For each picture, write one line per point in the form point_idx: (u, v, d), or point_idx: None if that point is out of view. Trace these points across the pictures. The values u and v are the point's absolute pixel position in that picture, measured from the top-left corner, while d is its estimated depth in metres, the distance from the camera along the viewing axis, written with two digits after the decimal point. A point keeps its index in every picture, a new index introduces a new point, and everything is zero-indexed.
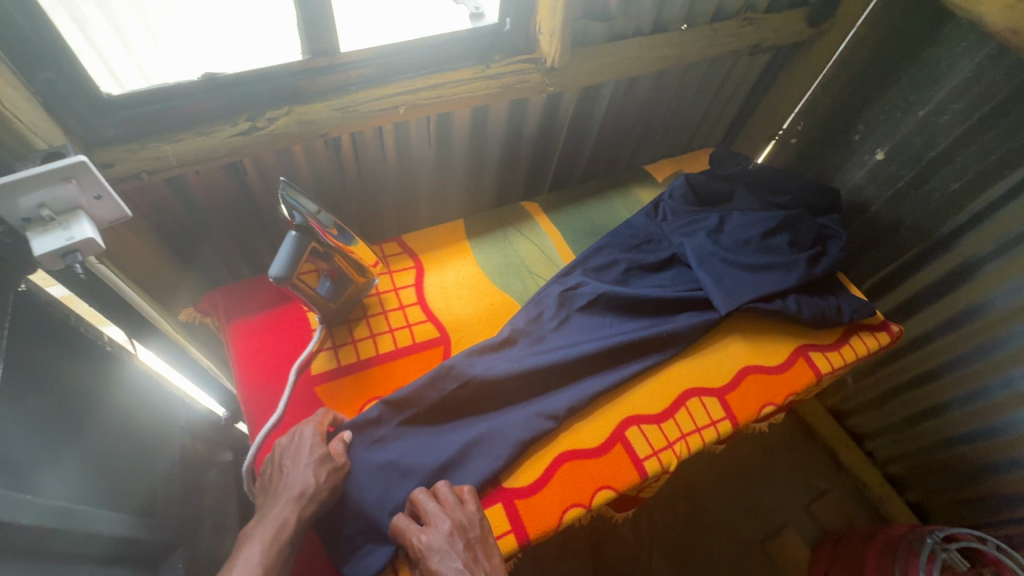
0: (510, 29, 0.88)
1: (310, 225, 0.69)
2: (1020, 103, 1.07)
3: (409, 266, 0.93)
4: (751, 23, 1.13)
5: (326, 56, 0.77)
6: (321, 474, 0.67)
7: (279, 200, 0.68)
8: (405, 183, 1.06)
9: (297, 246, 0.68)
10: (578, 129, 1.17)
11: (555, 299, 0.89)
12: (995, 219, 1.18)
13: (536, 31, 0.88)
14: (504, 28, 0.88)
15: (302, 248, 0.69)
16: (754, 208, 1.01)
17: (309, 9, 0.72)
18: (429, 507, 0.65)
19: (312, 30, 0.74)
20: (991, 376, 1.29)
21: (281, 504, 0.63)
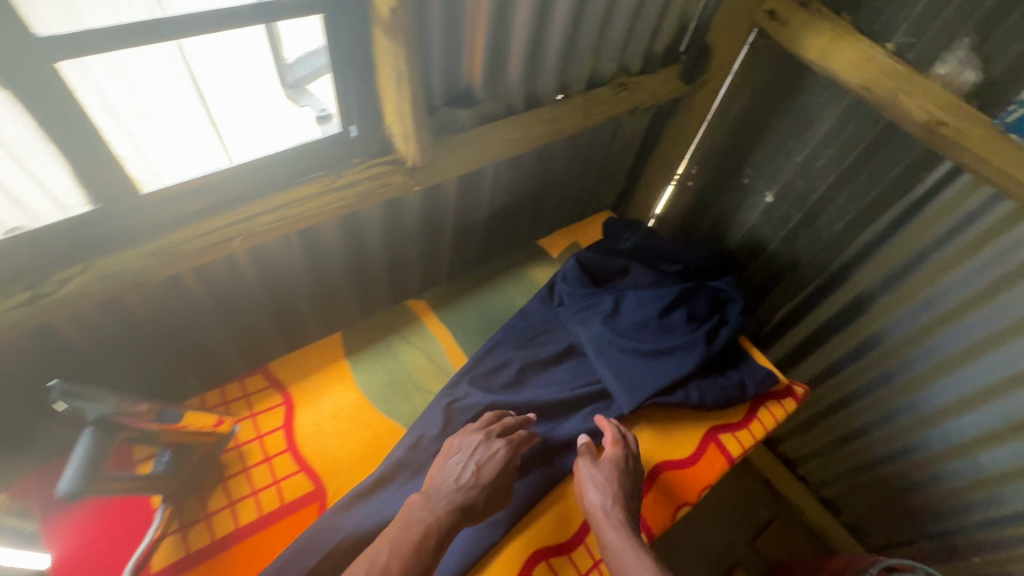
0: (357, 136, 0.81)
1: (108, 418, 0.61)
2: (883, 148, 1.10)
3: (277, 404, 0.81)
4: (627, 88, 1.11)
5: (116, 208, 0.69)
6: (501, 473, 0.71)
7: (54, 403, 0.57)
8: (281, 281, 0.97)
9: (97, 443, 0.60)
10: (464, 204, 1.14)
11: (443, 420, 0.80)
12: (879, 255, 1.21)
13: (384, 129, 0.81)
14: (351, 134, 0.81)
15: (105, 443, 0.60)
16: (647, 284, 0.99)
17: (82, 151, 0.63)
18: (625, 443, 0.78)
19: (100, 180, 0.66)
20: (897, 400, 1.33)
21: (467, 481, 0.69)
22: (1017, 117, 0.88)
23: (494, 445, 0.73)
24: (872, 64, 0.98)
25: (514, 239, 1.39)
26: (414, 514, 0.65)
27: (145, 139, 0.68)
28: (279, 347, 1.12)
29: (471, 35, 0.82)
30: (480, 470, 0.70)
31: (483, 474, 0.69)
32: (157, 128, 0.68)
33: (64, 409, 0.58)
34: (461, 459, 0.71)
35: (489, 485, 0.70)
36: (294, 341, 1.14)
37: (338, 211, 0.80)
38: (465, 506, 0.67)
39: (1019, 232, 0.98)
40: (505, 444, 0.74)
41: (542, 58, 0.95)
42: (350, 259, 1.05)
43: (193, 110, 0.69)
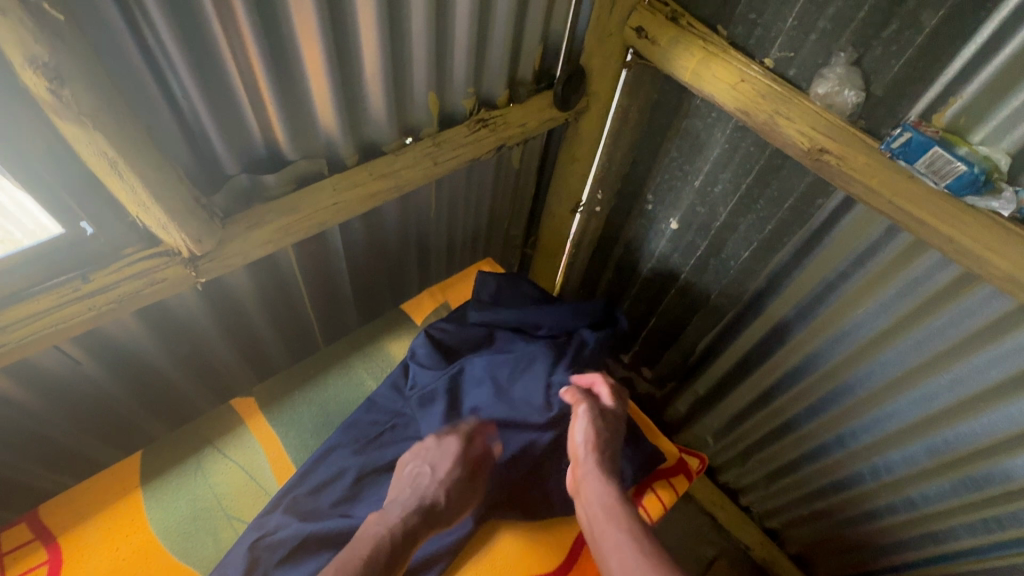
0: (95, 233, 0.64)
1: None
2: (776, 173, 0.99)
3: (41, 562, 0.66)
4: (486, 125, 0.97)
5: None
6: (448, 472, 0.73)
7: None
8: (82, 391, 0.82)
9: None
10: (318, 267, 1.00)
11: (246, 563, 0.66)
12: (790, 284, 1.11)
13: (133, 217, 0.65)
14: (88, 232, 0.63)
15: None
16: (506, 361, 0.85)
17: None
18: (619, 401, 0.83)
19: None
20: (826, 434, 1.23)
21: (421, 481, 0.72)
22: (902, 142, 0.76)
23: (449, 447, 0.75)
24: (746, 84, 0.86)
25: (401, 291, 1.25)
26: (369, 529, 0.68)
27: None
28: (113, 454, 0.97)
29: (247, 93, 0.68)
30: (435, 470, 0.73)
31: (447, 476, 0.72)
32: None
33: None
34: (417, 462, 0.75)
35: (448, 488, 0.72)
36: (133, 444, 0.99)
37: (92, 321, 0.65)
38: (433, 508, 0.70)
39: (923, 263, 0.87)
40: (461, 440, 0.76)
41: (364, 104, 0.81)
42: (175, 351, 0.90)
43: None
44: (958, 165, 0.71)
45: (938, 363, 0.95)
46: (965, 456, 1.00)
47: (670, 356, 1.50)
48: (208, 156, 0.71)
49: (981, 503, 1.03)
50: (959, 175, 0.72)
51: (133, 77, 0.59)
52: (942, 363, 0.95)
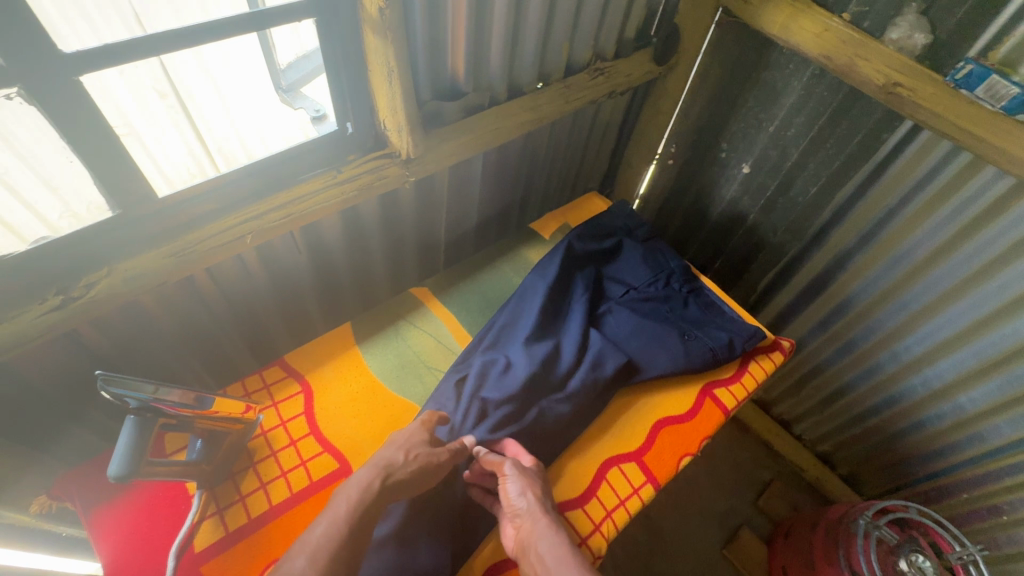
0: (353, 132, 0.87)
1: (150, 406, 0.66)
2: (847, 113, 1.16)
3: (297, 391, 0.86)
4: (601, 73, 1.17)
5: (140, 206, 0.74)
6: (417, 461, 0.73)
7: (102, 392, 0.62)
8: (290, 278, 1.02)
9: (137, 434, 0.65)
10: (458, 195, 1.20)
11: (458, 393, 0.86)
12: (853, 214, 1.28)
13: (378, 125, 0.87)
14: (348, 131, 0.87)
15: (144, 433, 0.66)
16: (632, 287, 1.03)
17: (104, 167, 0.69)
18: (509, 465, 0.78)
19: (114, 184, 0.70)
20: (880, 353, 1.40)
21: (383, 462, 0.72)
22: (964, 73, 0.94)
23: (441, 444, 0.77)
24: (830, 33, 1.05)
25: (506, 224, 1.45)
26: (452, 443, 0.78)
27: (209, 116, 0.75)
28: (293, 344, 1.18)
29: (451, 30, 0.87)
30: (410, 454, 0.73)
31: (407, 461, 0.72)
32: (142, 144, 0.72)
33: (110, 399, 0.63)
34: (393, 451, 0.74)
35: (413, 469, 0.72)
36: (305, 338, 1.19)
37: (341, 204, 0.86)
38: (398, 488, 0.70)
39: (979, 180, 1.04)
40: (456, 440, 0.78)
41: (519, 47, 0.99)
42: (352, 255, 1.10)
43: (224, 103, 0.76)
44: (1013, 89, 0.89)
45: (987, 272, 1.12)
46: (1008, 356, 1.17)
47: (733, 296, 1.68)
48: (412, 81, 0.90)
49: (1021, 399, 1.19)
50: (1014, 97, 0.89)
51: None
52: (990, 271, 1.11)
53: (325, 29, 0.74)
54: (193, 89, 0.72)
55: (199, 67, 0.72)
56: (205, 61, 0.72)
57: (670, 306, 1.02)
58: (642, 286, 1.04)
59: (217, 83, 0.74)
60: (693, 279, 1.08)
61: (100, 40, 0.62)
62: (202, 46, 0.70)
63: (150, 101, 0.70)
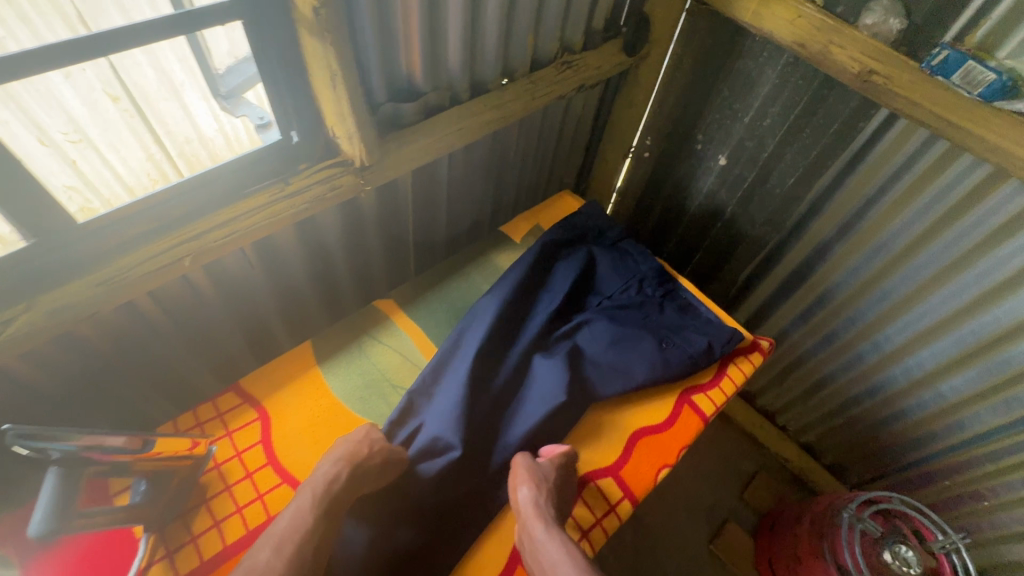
0: (300, 141, 0.80)
1: (72, 456, 0.61)
2: (823, 101, 1.13)
3: (253, 419, 0.81)
4: (570, 66, 1.12)
5: (63, 232, 0.68)
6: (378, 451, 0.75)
7: (15, 448, 0.56)
8: (247, 296, 0.97)
9: (62, 486, 0.60)
10: (425, 198, 1.14)
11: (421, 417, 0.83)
12: (832, 205, 1.25)
13: (327, 134, 0.82)
14: (293, 140, 0.80)
15: (71, 484, 0.61)
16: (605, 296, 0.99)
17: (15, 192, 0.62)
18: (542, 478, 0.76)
19: (29, 208, 0.64)
20: (861, 343, 1.39)
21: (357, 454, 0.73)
22: (941, 59, 0.90)
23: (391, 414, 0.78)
24: (803, 20, 1.01)
25: (479, 226, 1.40)
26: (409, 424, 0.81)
27: (166, 117, 0.74)
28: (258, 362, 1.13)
29: (405, 26, 0.81)
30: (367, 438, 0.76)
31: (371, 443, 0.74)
32: (95, 148, 0.69)
33: (24, 453, 0.58)
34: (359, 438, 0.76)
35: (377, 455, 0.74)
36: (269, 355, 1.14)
37: (290, 219, 0.80)
38: (360, 474, 0.72)
39: (956, 168, 1.02)
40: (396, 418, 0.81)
41: (479, 44, 0.94)
42: (314, 265, 1.04)
43: (179, 104, 0.74)
44: (990, 76, 0.86)
45: (966, 261, 1.10)
46: (988, 344, 1.16)
47: (714, 289, 1.65)
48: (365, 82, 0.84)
49: (1001, 386, 1.18)
50: (990, 83, 0.86)
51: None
52: (969, 260, 1.09)
53: (262, 30, 0.68)
54: (145, 90, 0.70)
55: (151, 67, 0.70)
56: (158, 60, 0.70)
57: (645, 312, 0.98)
58: (615, 294, 1.00)
59: (169, 84, 0.72)
60: (668, 283, 1.03)
61: (43, 42, 0.60)
62: (152, 47, 0.68)
63: (102, 106, 0.67)
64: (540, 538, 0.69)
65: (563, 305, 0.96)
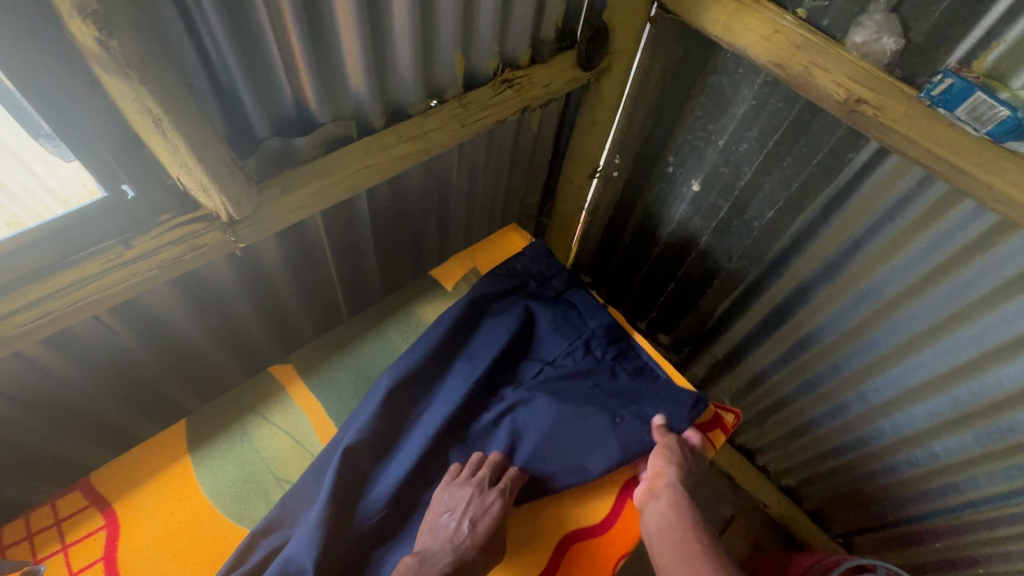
0: (136, 196, 0.62)
1: None
2: (805, 128, 0.97)
3: (98, 527, 0.68)
4: (512, 85, 0.95)
5: None
6: (471, 547, 0.68)
7: None
8: (122, 364, 0.82)
9: None
10: (346, 238, 0.99)
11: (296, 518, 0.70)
12: (815, 243, 1.10)
13: (172, 180, 0.62)
14: (127, 196, 0.62)
15: None
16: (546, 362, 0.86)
17: None
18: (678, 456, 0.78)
19: None
20: (847, 392, 1.24)
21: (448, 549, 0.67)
22: (943, 89, 0.75)
23: (490, 498, 0.71)
24: (780, 36, 0.85)
25: (423, 260, 1.25)
26: (456, 495, 0.72)
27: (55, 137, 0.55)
28: (157, 427, 0.98)
29: (278, 48, 0.65)
30: (474, 526, 0.69)
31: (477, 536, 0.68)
32: None
33: None
34: (453, 516, 0.70)
35: (482, 539, 0.69)
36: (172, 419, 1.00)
37: (130, 290, 0.63)
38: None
39: (957, 213, 0.87)
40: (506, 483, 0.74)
41: (390, 66, 0.79)
42: (210, 322, 0.90)
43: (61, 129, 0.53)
44: (1001, 111, 0.70)
45: (967, 316, 0.95)
46: (989, 407, 1.02)
47: (689, 322, 1.51)
48: (235, 114, 0.69)
49: (1003, 453, 1.04)
50: (1001, 121, 0.71)
51: (152, 14, 0.54)
52: (970, 315, 0.95)
53: None
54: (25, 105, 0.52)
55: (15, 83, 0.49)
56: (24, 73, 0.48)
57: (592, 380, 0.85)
58: (558, 358, 0.87)
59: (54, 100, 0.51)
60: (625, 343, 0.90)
61: None
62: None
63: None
64: (653, 510, 0.74)
65: (492, 377, 0.83)
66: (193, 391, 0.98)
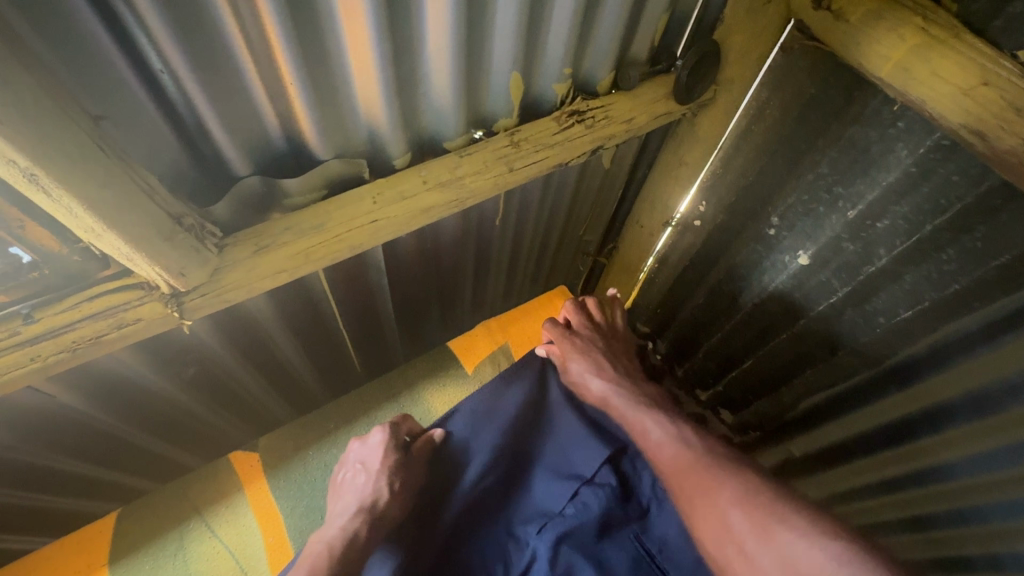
0: (35, 261, 0.46)
1: None
2: (990, 216, 0.70)
3: None
4: (582, 119, 0.72)
5: None
6: (388, 483, 0.78)
7: None
8: (75, 424, 0.69)
9: None
10: (359, 290, 0.82)
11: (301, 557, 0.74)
12: (966, 363, 0.81)
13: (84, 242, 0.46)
14: (24, 260, 0.46)
15: None
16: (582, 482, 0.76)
17: None
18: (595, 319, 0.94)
19: None
20: (971, 549, 0.95)
21: (362, 487, 0.79)
22: None
23: (376, 434, 0.85)
24: (987, 89, 0.57)
25: (454, 310, 1.06)
26: (360, 441, 0.86)
27: None
28: (137, 479, 0.87)
29: (256, 65, 0.47)
30: (368, 465, 0.81)
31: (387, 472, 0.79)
32: None
33: None
34: (362, 462, 0.83)
35: (396, 479, 0.79)
36: (162, 473, 0.89)
37: (30, 377, 0.48)
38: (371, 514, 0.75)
39: None
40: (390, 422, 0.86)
41: (422, 91, 0.59)
42: (188, 381, 0.75)
43: None
44: None
45: None
46: None
47: (761, 408, 1.24)
48: (202, 149, 0.51)
49: None
50: None
51: (57, 16, 0.37)
52: None
53: None
54: None
55: None
56: None
57: (634, 525, 0.74)
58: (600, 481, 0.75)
59: None
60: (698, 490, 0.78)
61: None
62: None
63: None
64: (572, 344, 0.88)
65: (516, 494, 0.79)
66: (171, 450, 0.86)
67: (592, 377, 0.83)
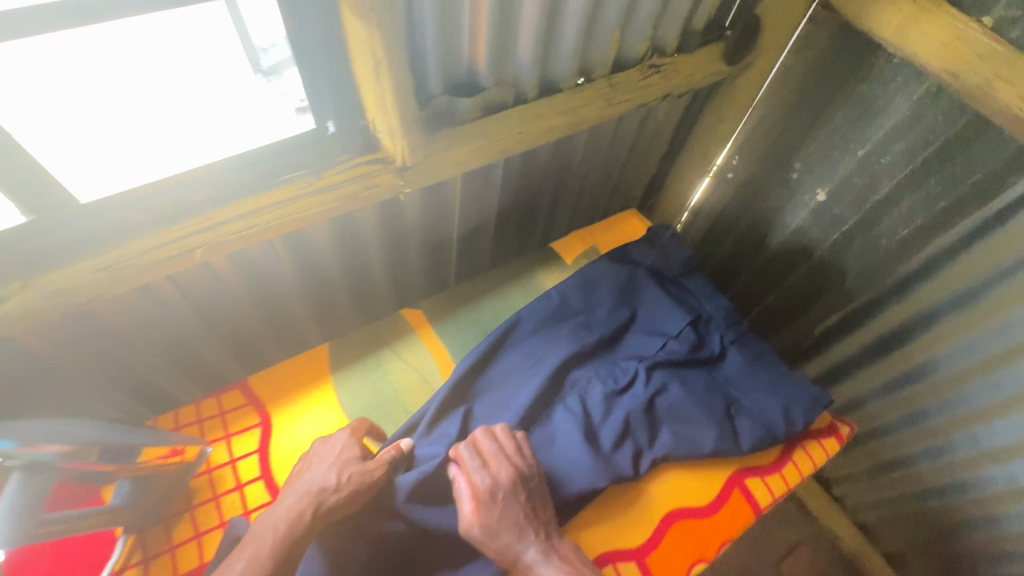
0: (335, 132, 0.79)
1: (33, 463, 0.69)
2: (967, 146, 0.93)
3: (254, 423, 0.94)
4: (658, 71, 0.97)
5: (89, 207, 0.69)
6: (343, 488, 0.75)
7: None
8: (275, 288, 0.92)
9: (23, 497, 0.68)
10: (474, 203, 1.05)
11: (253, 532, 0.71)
12: (950, 268, 1.04)
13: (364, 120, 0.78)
14: (328, 131, 0.79)
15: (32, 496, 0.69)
16: (664, 334, 0.93)
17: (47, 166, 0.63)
18: (493, 451, 0.78)
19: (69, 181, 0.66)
20: (956, 432, 1.17)
21: (312, 485, 0.75)
22: None
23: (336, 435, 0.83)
24: (959, 44, 0.81)
25: (529, 235, 1.29)
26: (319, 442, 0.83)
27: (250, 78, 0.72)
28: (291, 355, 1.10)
29: (470, 12, 0.70)
30: (327, 464, 0.78)
31: (342, 477, 0.75)
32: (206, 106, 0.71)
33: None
34: (319, 463, 0.79)
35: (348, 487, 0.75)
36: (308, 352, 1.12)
37: (318, 215, 0.79)
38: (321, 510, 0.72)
39: None
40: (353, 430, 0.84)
41: (557, 40, 0.82)
42: (347, 264, 0.99)
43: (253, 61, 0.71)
44: None
45: None
46: None
47: (780, 338, 1.47)
48: (418, 71, 0.75)
49: None
50: None
51: None
52: None
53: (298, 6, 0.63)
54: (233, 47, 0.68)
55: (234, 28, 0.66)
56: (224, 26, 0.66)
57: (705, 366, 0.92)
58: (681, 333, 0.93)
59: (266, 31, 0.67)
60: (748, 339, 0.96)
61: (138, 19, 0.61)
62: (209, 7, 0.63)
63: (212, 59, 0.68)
64: (481, 491, 0.74)
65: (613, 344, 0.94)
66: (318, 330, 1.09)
67: (515, 545, 0.71)
